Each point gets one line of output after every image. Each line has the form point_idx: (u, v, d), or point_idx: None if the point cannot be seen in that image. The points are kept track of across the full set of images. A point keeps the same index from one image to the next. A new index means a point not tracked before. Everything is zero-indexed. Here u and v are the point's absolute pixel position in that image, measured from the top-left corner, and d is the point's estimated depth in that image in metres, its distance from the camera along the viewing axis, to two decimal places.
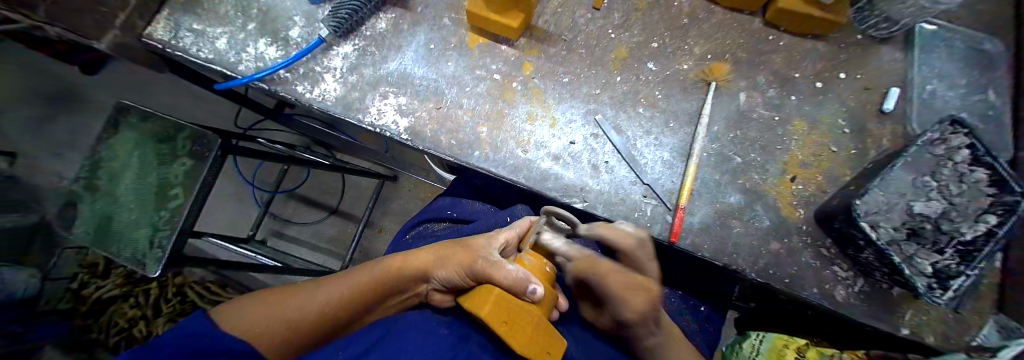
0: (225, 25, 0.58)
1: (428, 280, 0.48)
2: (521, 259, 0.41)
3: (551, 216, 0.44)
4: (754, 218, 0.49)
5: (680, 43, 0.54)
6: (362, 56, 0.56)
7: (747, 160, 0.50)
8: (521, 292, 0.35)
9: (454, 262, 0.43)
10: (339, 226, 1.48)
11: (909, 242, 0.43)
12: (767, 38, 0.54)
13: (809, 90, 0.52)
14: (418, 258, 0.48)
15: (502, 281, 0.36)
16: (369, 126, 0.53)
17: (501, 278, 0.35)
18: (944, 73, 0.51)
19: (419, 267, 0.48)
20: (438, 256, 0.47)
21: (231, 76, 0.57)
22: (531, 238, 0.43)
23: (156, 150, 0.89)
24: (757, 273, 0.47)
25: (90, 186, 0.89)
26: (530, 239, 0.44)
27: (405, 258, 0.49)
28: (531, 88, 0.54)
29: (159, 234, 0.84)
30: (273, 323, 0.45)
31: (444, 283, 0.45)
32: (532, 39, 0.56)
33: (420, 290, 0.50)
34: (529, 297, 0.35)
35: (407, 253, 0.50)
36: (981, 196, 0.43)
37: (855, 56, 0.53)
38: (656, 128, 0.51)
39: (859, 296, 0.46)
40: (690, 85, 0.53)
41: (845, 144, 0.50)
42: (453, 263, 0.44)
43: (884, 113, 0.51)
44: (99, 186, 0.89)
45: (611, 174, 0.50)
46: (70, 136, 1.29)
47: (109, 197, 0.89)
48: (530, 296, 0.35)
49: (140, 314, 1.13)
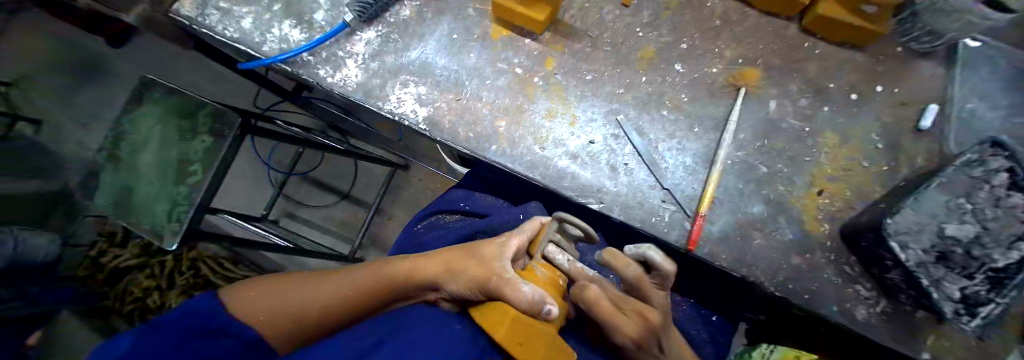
0: (252, 5, 0.59)
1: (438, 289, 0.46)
2: (535, 270, 0.43)
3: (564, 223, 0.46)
4: (776, 231, 0.47)
5: (711, 46, 0.53)
6: (385, 43, 0.56)
7: (773, 171, 0.49)
8: (537, 312, 0.36)
9: (466, 278, 0.42)
10: (349, 210, 1.50)
11: (938, 266, 0.41)
12: (802, 46, 0.52)
13: (843, 101, 0.50)
14: (429, 265, 0.46)
15: (520, 304, 0.36)
16: (389, 113, 0.53)
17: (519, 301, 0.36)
18: (988, 92, 0.49)
19: (427, 275, 0.45)
20: (448, 264, 0.45)
21: (255, 56, 0.57)
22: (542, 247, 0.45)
23: (178, 127, 0.91)
24: (776, 286, 0.46)
25: (114, 157, 0.91)
26: (542, 247, 0.45)
27: (412, 263, 0.46)
28: (553, 84, 0.53)
29: (177, 207, 0.86)
30: (282, 308, 0.46)
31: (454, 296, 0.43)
32: (557, 34, 0.55)
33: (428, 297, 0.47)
34: (545, 317, 0.36)
35: (419, 256, 0.48)
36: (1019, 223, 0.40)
37: (893, 69, 0.51)
38: (679, 132, 0.50)
39: (881, 317, 0.45)
40: (718, 89, 0.51)
41: (876, 160, 0.49)
42: (464, 279, 0.42)
43: (920, 131, 0.49)
44: (122, 157, 0.91)
45: (629, 176, 0.49)
46: (97, 108, 1.35)
47: (131, 168, 0.91)
48: (546, 316, 0.36)
49: (155, 285, 1.16)
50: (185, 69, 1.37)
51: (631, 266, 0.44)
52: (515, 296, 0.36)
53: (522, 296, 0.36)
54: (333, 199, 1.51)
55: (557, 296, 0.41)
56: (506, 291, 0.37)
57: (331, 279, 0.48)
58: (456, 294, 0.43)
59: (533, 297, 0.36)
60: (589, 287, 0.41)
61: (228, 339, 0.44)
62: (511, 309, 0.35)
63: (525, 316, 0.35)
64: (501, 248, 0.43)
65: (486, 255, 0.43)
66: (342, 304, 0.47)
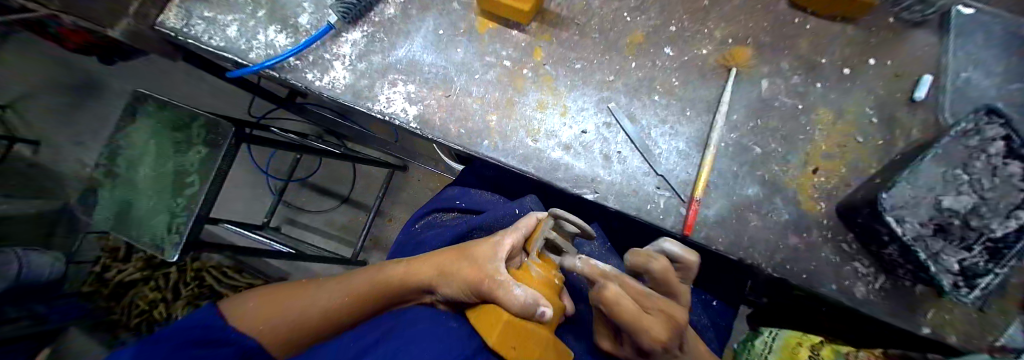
0: (236, 12, 0.58)
1: (433, 292, 0.46)
2: (531, 271, 0.41)
3: (561, 220, 0.44)
4: (773, 211, 0.47)
5: (700, 27, 0.52)
6: (371, 42, 0.56)
7: (767, 151, 0.48)
8: (530, 314, 0.35)
9: (459, 280, 0.42)
10: (350, 214, 1.50)
11: (936, 239, 0.41)
12: (793, 22, 0.51)
13: (836, 76, 0.50)
14: (423, 267, 0.46)
15: (510, 307, 0.35)
16: (379, 113, 0.53)
17: (509, 304, 0.35)
18: (983, 60, 0.48)
19: (421, 277, 0.45)
20: (443, 266, 0.45)
21: (243, 64, 0.57)
22: (539, 244, 0.42)
23: (172, 139, 0.90)
24: (774, 267, 0.46)
25: (110, 173, 0.91)
26: (538, 244, 0.43)
27: (409, 266, 0.47)
28: (542, 75, 0.53)
29: (177, 219, 0.87)
30: (279, 317, 0.47)
31: (449, 298, 0.43)
32: (544, 23, 0.54)
33: (425, 300, 0.48)
34: (538, 319, 0.35)
35: (414, 260, 0.48)
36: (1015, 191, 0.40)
37: (886, 41, 0.50)
38: (671, 116, 0.50)
39: (880, 293, 0.45)
40: (709, 71, 0.51)
41: (871, 135, 0.48)
42: (458, 280, 0.42)
43: (914, 102, 0.48)
44: (119, 173, 0.92)
45: (623, 164, 0.49)
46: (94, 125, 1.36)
47: (129, 183, 0.91)
48: (540, 318, 0.36)
49: (161, 297, 1.17)
50: (179, 83, 1.36)
51: (654, 260, 0.43)
52: (506, 297, 0.36)
53: (514, 299, 0.36)
54: (334, 204, 1.51)
55: (552, 296, 0.40)
56: (499, 293, 0.37)
57: (330, 286, 0.49)
58: (451, 295, 0.43)
59: (525, 299, 0.36)
60: (609, 286, 0.41)
61: (229, 347, 0.44)
62: (503, 312, 0.35)
63: (517, 319, 0.35)
64: (494, 247, 0.43)
65: (481, 255, 0.43)
66: (340, 310, 0.47)
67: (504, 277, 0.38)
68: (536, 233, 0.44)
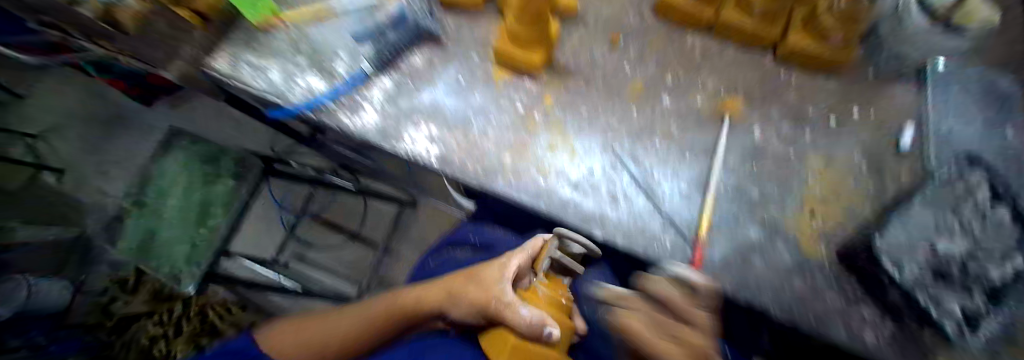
0: (279, 61, 0.65)
1: (443, 316, 0.47)
2: (535, 289, 0.44)
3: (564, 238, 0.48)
4: (776, 255, 0.47)
5: (694, 79, 0.58)
6: (400, 90, 0.62)
7: (764, 193, 0.51)
8: (539, 336, 0.36)
9: (468, 303, 0.43)
10: (359, 253, 1.43)
11: (936, 284, 0.41)
12: (779, 76, 0.57)
13: (823, 125, 0.54)
14: (433, 292, 0.48)
15: (518, 326, 0.37)
16: (402, 152, 0.57)
17: (516, 323, 0.37)
18: (954, 110, 0.53)
19: (432, 302, 0.47)
20: (452, 286, 0.47)
21: (280, 105, 0.63)
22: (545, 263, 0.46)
23: (201, 171, 1.15)
24: (779, 312, 0.44)
25: (140, 201, 1.13)
26: (544, 265, 0.46)
27: (421, 291, 0.49)
28: (553, 119, 0.58)
29: None
30: (302, 343, 0.50)
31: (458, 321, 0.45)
32: (554, 74, 0.61)
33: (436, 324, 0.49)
34: (546, 339, 0.36)
35: (425, 285, 0.50)
36: (1011, 239, 0.42)
37: (867, 93, 0.55)
38: (672, 158, 0.54)
39: (888, 341, 0.42)
40: (705, 118, 0.55)
41: (861, 179, 0.51)
42: (465, 303, 0.44)
43: (900, 153, 0.51)
44: (149, 202, 1.13)
45: (630, 204, 0.51)
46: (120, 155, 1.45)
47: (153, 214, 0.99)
48: (547, 338, 0.36)
49: (162, 333, 1.09)
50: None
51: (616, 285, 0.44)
52: (514, 318, 0.38)
53: (521, 319, 0.37)
54: (341, 240, 1.43)
55: (559, 315, 0.42)
56: (507, 315, 0.38)
57: (347, 314, 0.51)
58: (460, 318, 0.45)
59: (531, 319, 0.37)
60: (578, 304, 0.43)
61: None
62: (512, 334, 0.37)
63: (527, 343, 0.37)
64: (501, 270, 0.45)
65: (489, 277, 0.45)
66: (356, 337, 0.49)
67: (511, 298, 0.40)
68: (542, 253, 0.47)
